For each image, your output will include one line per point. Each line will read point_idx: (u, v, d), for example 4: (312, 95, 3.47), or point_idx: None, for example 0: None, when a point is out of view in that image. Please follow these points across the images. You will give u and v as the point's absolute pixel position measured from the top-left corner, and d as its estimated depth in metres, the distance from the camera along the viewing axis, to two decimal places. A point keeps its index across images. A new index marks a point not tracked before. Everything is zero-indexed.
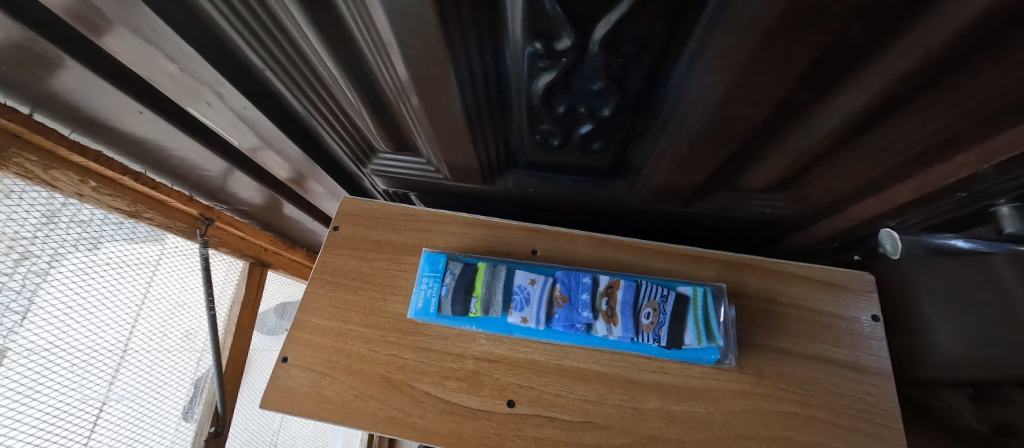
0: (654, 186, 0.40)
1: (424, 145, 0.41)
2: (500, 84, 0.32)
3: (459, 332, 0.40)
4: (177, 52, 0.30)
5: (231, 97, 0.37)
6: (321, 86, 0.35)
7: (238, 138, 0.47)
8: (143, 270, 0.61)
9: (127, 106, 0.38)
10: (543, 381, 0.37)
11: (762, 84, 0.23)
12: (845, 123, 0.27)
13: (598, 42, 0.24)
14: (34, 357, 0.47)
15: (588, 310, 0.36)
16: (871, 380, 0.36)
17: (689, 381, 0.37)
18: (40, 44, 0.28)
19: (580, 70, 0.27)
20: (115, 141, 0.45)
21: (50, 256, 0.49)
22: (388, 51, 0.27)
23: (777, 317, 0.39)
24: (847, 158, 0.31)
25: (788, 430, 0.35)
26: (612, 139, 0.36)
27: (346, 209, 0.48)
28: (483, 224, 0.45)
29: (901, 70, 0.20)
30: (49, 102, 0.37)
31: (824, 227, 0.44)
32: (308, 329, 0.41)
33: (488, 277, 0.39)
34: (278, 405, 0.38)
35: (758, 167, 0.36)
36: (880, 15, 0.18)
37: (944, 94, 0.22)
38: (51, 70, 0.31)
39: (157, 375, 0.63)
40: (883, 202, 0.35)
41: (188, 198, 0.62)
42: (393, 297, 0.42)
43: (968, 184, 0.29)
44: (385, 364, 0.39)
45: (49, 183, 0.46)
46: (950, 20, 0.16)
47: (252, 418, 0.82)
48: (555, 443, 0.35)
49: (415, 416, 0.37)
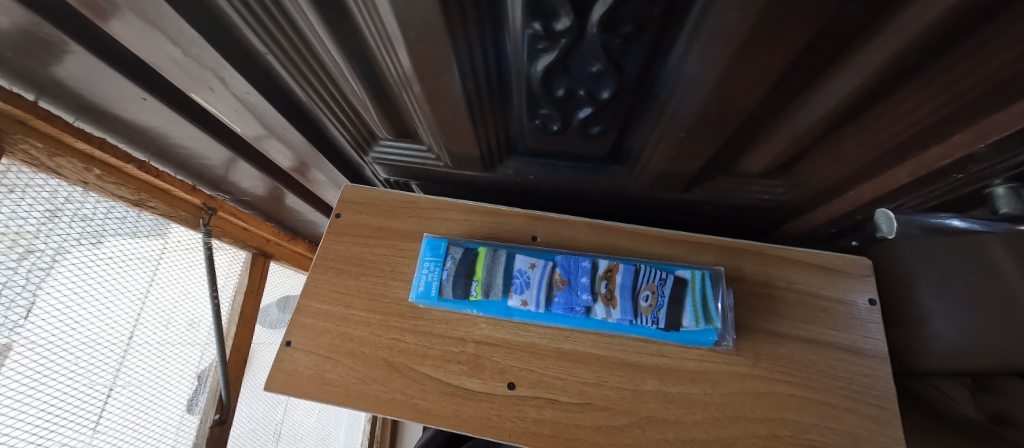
0: (653, 172, 0.41)
1: (425, 132, 0.42)
2: (500, 69, 0.32)
3: (460, 316, 0.40)
4: (181, 36, 0.31)
5: (234, 82, 0.37)
6: (323, 72, 0.35)
7: (242, 126, 0.48)
8: (146, 264, 0.62)
9: (130, 93, 0.38)
10: (543, 364, 0.38)
11: (758, 65, 0.23)
12: (842, 106, 0.27)
13: (598, 22, 0.24)
14: (42, 348, 0.47)
15: (588, 293, 0.36)
16: (867, 362, 0.36)
17: (688, 364, 0.37)
18: (45, 29, 0.28)
19: (580, 51, 0.28)
20: (118, 128, 0.46)
21: (54, 250, 0.49)
22: (390, 38, 0.27)
23: (775, 301, 0.39)
24: (844, 141, 0.32)
25: (785, 411, 0.35)
26: (611, 124, 0.36)
27: (348, 197, 0.48)
28: (484, 211, 0.46)
29: (891, 49, 0.21)
30: (55, 89, 0.38)
31: (822, 213, 0.44)
32: (311, 314, 0.42)
33: (489, 262, 0.39)
34: (282, 387, 0.39)
35: (757, 152, 0.37)
36: None
37: (940, 73, 0.22)
38: (57, 57, 0.32)
39: (161, 366, 0.64)
40: (880, 186, 0.35)
41: (192, 188, 0.63)
42: (394, 282, 0.43)
43: (965, 165, 0.29)
44: (387, 348, 0.40)
45: (55, 170, 0.47)
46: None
47: (256, 408, 0.82)
48: (555, 425, 0.36)
49: (417, 398, 0.37)
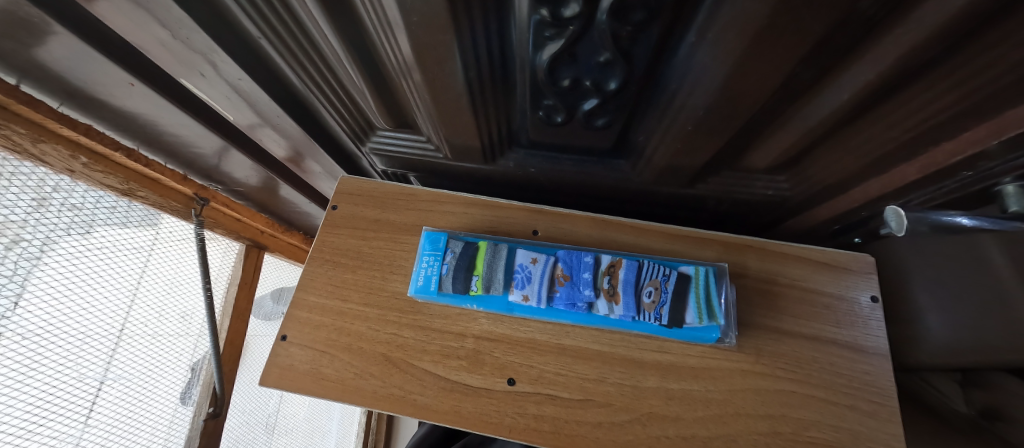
0: (657, 166, 0.40)
1: (424, 122, 0.41)
2: (504, 56, 0.30)
3: (459, 311, 0.40)
4: (170, 17, 0.29)
5: (225, 67, 0.36)
6: (318, 58, 0.34)
7: (234, 114, 0.46)
8: (138, 255, 0.60)
9: (117, 78, 0.37)
10: (543, 360, 0.37)
11: (773, 57, 0.22)
12: (855, 100, 0.26)
13: (607, 9, 0.23)
14: (32, 339, 0.46)
15: (590, 289, 0.36)
16: (868, 360, 0.36)
17: (689, 360, 0.37)
18: (25, 9, 0.26)
19: (587, 39, 0.27)
20: (106, 115, 0.44)
21: (43, 240, 0.48)
22: (388, 21, 0.25)
23: (777, 298, 0.39)
24: (853, 137, 0.31)
25: (785, 408, 0.35)
26: (616, 116, 0.35)
27: (345, 188, 0.47)
28: (485, 203, 0.45)
29: (908, 43, 0.20)
30: (38, 73, 0.36)
31: (827, 209, 0.43)
32: (307, 307, 0.41)
33: (490, 256, 0.38)
34: (277, 382, 0.38)
35: (763, 147, 0.36)
36: None
37: (954, 70, 0.21)
38: (39, 38, 0.30)
39: (153, 359, 0.62)
40: (888, 183, 0.35)
41: (183, 178, 0.62)
42: (393, 276, 0.42)
43: (974, 162, 0.29)
44: (385, 342, 0.39)
45: (38, 157, 0.45)
46: None
47: (250, 400, 0.81)
48: (555, 420, 0.36)
49: (415, 393, 0.37)
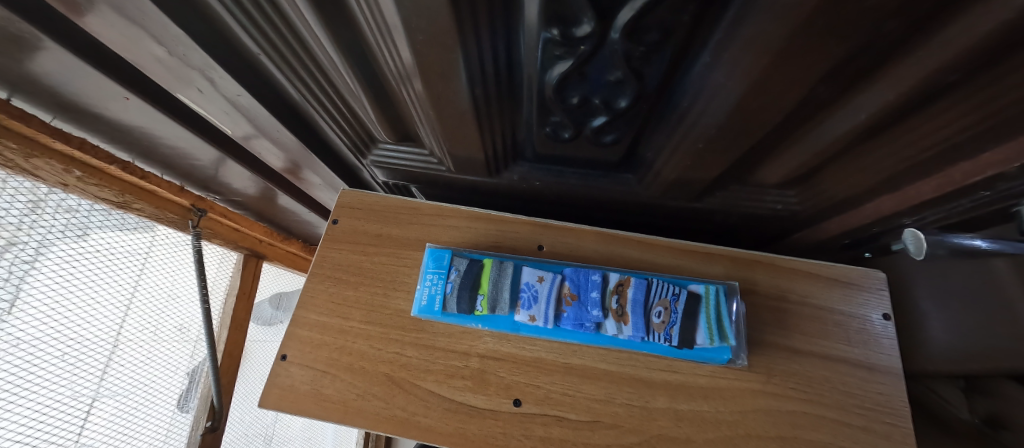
0: (665, 181, 0.39)
1: (427, 135, 0.40)
2: (511, 71, 0.30)
3: (463, 329, 0.39)
4: (165, 34, 0.28)
5: (224, 83, 0.35)
6: (319, 72, 0.33)
7: (231, 126, 0.45)
8: (135, 260, 0.59)
9: (112, 92, 0.36)
10: (550, 380, 0.37)
11: (790, 79, 0.22)
12: (872, 120, 0.25)
13: (620, 29, 0.22)
14: (26, 347, 0.45)
15: (598, 309, 0.35)
16: (881, 379, 0.36)
17: (699, 380, 0.36)
18: (16, 25, 0.25)
19: (598, 59, 0.26)
20: (100, 128, 0.43)
21: (37, 243, 0.47)
22: (392, 36, 0.25)
23: (788, 315, 0.38)
24: (867, 154, 0.31)
25: (797, 429, 0.34)
26: (625, 132, 0.35)
27: (346, 202, 0.46)
28: (489, 218, 0.44)
29: (933, 69, 0.19)
30: (30, 88, 0.35)
31: (837, 223, 0.43)
32: (307, 326, 0.40)
33: (495, 274, 0.37)
34: (277, 403, 0.37)
35: (774, 163, 0.35)
36: (922, 14, 0.16)
37: (978, 95, 0.21)
38: (30, 53, 0.29)
39: (151, 365, 0.61)
40: (901, 199, 0.34)
41: (180, 189, 0.60)
42: (395, 293, 0.41)
43: (992, 183, 0.28)
44: (388, 362, 0.38)
45: (31, 172, 0.44)
46: (992, 25, 0.15)
47: (248, 412, 0.80)
48: (562, 442, 0.35)
49: (419, 415, 0.36)
